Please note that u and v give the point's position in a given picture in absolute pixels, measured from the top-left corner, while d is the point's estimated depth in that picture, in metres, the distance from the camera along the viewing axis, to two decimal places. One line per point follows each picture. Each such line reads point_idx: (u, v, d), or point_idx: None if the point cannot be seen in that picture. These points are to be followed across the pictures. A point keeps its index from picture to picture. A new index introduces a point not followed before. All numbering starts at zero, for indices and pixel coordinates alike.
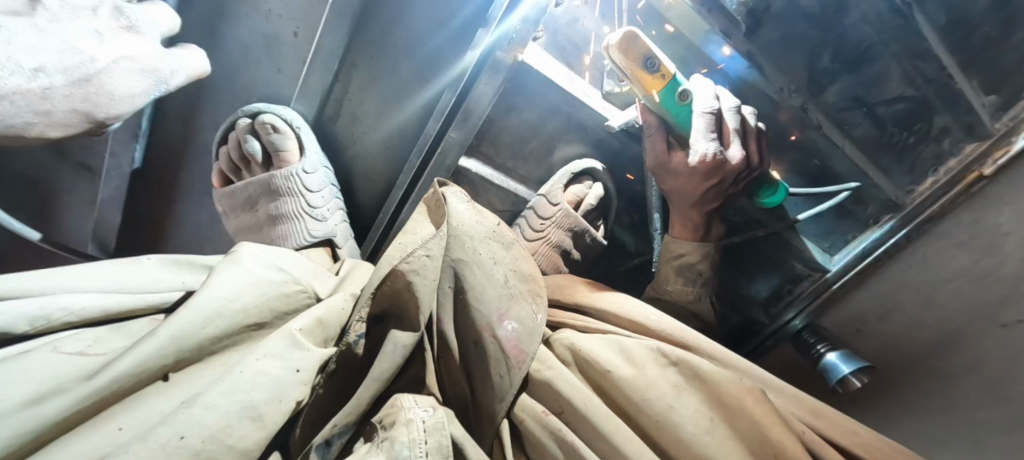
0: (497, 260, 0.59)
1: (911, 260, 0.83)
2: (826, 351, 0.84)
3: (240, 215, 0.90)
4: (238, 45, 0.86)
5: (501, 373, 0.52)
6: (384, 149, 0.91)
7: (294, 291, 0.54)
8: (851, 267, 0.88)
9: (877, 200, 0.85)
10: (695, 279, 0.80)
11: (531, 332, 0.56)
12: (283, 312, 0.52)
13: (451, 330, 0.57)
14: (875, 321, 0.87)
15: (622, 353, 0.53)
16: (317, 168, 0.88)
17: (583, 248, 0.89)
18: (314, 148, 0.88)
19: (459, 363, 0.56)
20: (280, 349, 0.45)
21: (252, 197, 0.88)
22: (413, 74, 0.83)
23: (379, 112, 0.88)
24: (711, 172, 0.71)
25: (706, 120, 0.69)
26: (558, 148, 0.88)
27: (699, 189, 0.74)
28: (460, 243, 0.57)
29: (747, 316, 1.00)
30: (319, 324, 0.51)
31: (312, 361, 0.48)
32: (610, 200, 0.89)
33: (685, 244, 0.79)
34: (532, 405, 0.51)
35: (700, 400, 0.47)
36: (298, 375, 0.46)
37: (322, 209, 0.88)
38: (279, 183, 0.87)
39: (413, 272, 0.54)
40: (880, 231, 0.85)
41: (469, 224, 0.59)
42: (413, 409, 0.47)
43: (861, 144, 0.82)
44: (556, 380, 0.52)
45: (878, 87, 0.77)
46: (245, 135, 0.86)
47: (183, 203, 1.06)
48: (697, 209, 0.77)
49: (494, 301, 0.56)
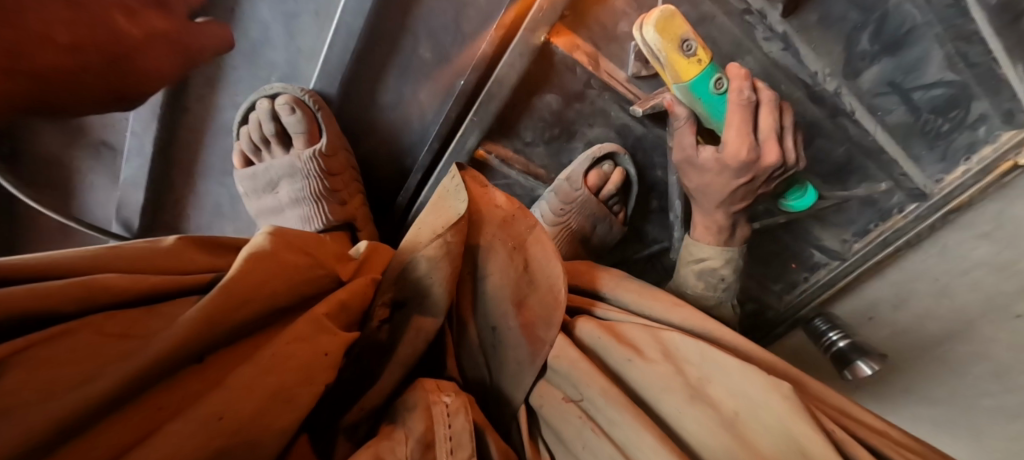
0: (517, 244, 0.55)
1: (930, 250, 0.83)
2: (837, 339, 0.87)
3: (262, 197, 0.90)
4: (259, 24, 0.86)
5: (519, 357, 0.52)
6: (403, 129, 0.90)
7: (318, 275, 0.48)
8: (873, 255, 0.87)
9: (905, 189, 0.82)
10: (718, 284, 0.76)
11: (548, 318, 0.53)
12: (309, 295, 0.47)
13: (469, 311, 0.55)
14: (889, 310, 0.89)
15: (646, 342, 0.51)
16: (338, 150, 0.86)
17: (603, 234, 0.85)
18: (335, 130, 0.87)
19: (477, 346, 0.55)
20: (308, 333, 0.42)
21: (273, 179, 0.87)
22: (436, 55, 0.82)
23: (400, 91, 0.86)
24: (744, 169, 0.65)
25: (742, 112, 0.63)
26: (579, 133, 0.81)
27: (726, 189, 0.69)
28: (480, 225, 0.54)
29: (762, 303, 1.02)
30: (340, 308, 0.47)
31: (339, 345, 0.44)
32: (631, 185, 0.83)
33: (707, 249, 0.75)
34: (551, 392, 0.51)
35: (726, 394, 0.46)
36: (326, 360, 0.43)
37: (343, 192, 0.87)
38: (299, 165, 0.85)
39: (433, 259, 0.50)
40: (905, 221, 0.83)
41: (492, 209, 0.55)
42: (438, 393, 0.46)
43: (892, 131, 0.78)
44: (575, 369, 0.49)
45: (918, 71, 0.72)
46: (266, 116, 0.85)
47: (199, 182, 1.06)
48: (722, 209, 0.72)
49: (511, 288, 0.54)
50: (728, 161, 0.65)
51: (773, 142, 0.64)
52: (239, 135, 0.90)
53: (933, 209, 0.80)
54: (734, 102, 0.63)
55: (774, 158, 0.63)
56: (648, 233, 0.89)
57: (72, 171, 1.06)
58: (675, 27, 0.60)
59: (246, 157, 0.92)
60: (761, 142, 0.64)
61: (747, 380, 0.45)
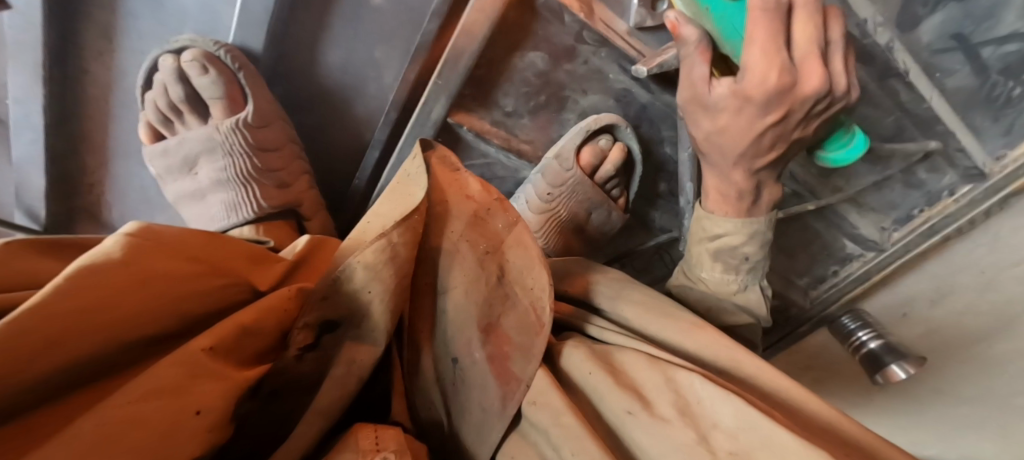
0: (488, 247, 0.42)
1: (981, 239, 0.72)
2: (868, 340, 0.77)
3: (177, 179, 0.73)
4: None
5: (485, 401, 0.39)
6: (364, 99, 0.73)
7: (201, 293, 0.33)
8: (914, 246, 0.77)
9: (959, 168, 0.71)
10: (740, 265, 0.62)
11: (528, 349, 0.40)
12: (186, 322, 0.32)
13: (429, 330, 0.43)
14: (926, 305, 0.79)
15: (654, 387, 0.35)
16: (270, 120, 0.69)
17: (599, 224, 0.71)
18: (264, 95, 0.69)
19: (434, 379, 0.43)
20: (178, 380, 0.27)
21: (189, 156, 0.71)
22: (395, 3, 0.65)
23: (352, 47, 0.69)
24: (775, 102, 0.49)
25: (772, 28, 0.46)
26: (571, 101, 0.67)
27: (750, 132, 0.53)
28: (442, 224, 0.41)
29: (786, 301, 0.90)
30: (238, 336, 0.33)
31: (221, 395, 0.30)
32: (633, 164, 0.69)
33: (725, 222, 0.61)
34: (523, 453, 0.38)
35: None
36: (197, 422, 0.28)
37: (280, 172, 0.71)
38: (219, 138, 0.69)
39: (365, 269, 0.36)
40: (956, 207, 0.72)
41: (460, 198, 0.42)
42: (369, 433, 0.33)
43: (952, 99, 0.64)
44: (550, 428, 0.35)
45: (989, 21, 0.58)
46: (170, 78, 0.67)
47: (107, 164, 0.85)
48: (743, 163, 0.57)
49: (479, 307, 0.41)
50: (753, 93, 0.48)
51: (813, 61, 0.48)
52: (143, 102, 0.71)
53: (991, 194, 0.69)
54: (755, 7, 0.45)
55: (816, 83, 0.47)
56: (655, 220, 0.76)
57: None
58: None
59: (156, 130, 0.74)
60: (796, 63, 0.48)
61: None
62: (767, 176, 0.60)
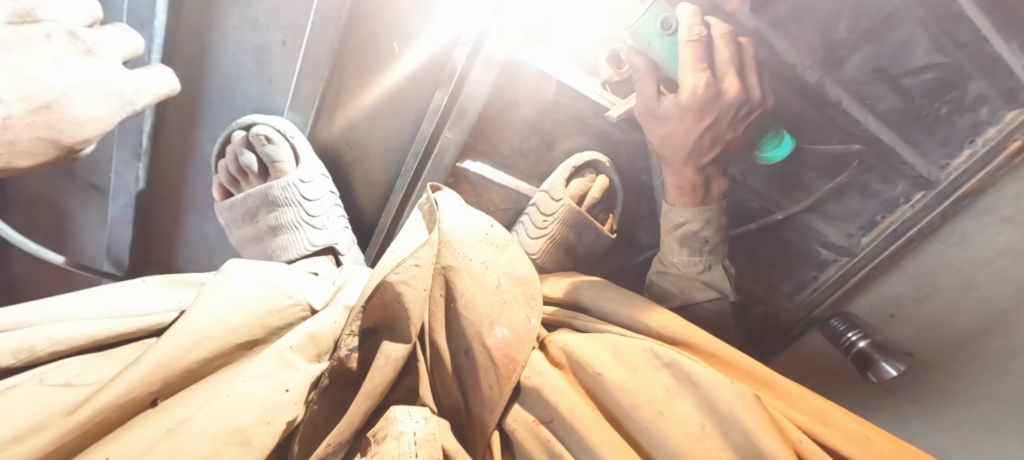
0: (487, 262, 0.55)
1: (947, 240, 0.80)
2: (857, 339, 0.83)
3: (242, 227, 0.88)
4: (242, 55, 0.87)
5: (490, 380, 0.49)
6: (383, 153, 0.89)
7: (286, 306, 0.51)
8: (884, 249, 0.84)
9: (909, 178, 0.80)
10: (702, 247, 0.71)
11: (522, 342, 0.52)
12: (278, 328, 0.50)
13: (442, 335, 0.53)
14: (911, 305, 0.86)
15: (614, 353, 0.47)
16: (315, 176, 0.85)
17: (590, 244, 0.80)
18: (311, 158, 0.86)
19: (450, 370, 0.52)
20: (268, 370, 0.43)
21: (252, 209, 0.86)
22: (407, 80, 0.81)
23: (376, 114, 0.86)
24: (706, 108, 0.59)
25: (695, 47, 0.57)
26: (558, 141, 0.81)
27: (692, 134, 0.61)
28: (451, 249, 0.54)
29: (772, 306, 0.98)
30: (309, 339, 0.49)
31: (302, 381, 0.45)
32: (616, 192, 0.80)
33: (685, 212, 0.69)
34: (524, 414, 0.48)
35: (693, 405, 0.41)
36: (287, 396, 0.43)
37: (321, 217, 0.85)
38: (275, 194, 0.85)
39: (402, 282, 0.50)
40: (913, 212, 0.80)
41: (463, 232, 0.55)
42: (404, 420, 0.45)
43: (886, 119, 0.75)
44: (544, 387, 0.47)
45: (904, 56, 0.69)
46: (241, 148, 0.86)
47: (188, 215, 1.06)
48: (692, 162, 0.65)
49: (484, 308, 0.52)
50: (688, 100, 0.58)
51: (732, 75, 0.58)
52: (218, 168, 0.91)
53: (942, 198, 0.77)
54: (684, 39, 0.57)
55: (735, 90, 0.58)
56: (643, 240, 0.85)
57: (65, 213, 1.09)
58: None
59: (226, 189, 0.92)
60: (720, 79, 0.59)
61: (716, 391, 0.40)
62: (714, 171, 0.68)
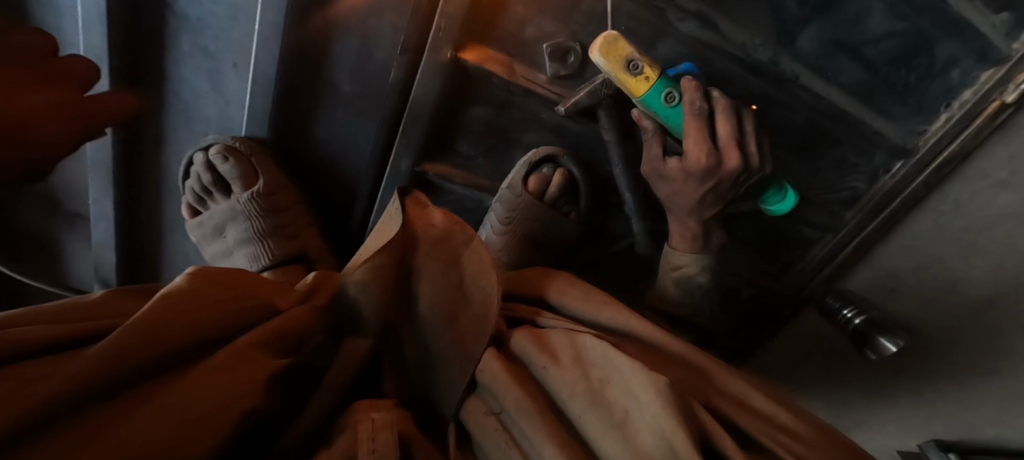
0: (450, 263, 0.55)
1: (942, 208, 0.80)
2: (853, 316, 0.85)
3: (214, 242, 0.92)
4: (196, 79, 0.84)
5: (450, 374, 0.51)
6: (344, 161, 0.86)
7: (249, 303, 0.50)
8: (868, 223, 0.84)
9: (885, 148, 0.78)
10: (695, 290, 0.75)
11: (478, 335, 0.52)
12: (239, 324, 0.48)
13: (406, 329, 0.56)
14: (910, 278, 0.86)
15: (559, 347, 0.48)
16: (278, 188, 0.87)
17: (554, 236, 0.81)
18: (275, 170, 0.86)
19: (414, 361, 0.55)
20: (228, 363, 0.42)
21: (219, 224, 0.89)
22: (359, 91, 0.78)
23: (333, 126, 0.83)
24: (705, 175, 0.64)
25: (696, 123, 0.62)
26: (516, 139, 0.78)
27: (696, 195, 0.67)
28: (414, 249, 0.55)
29: (762, 288, 0.96)
30: (271, 335, 0.48)
31: (261, 373, 0.44)
32: (579, 186, 0.78)
33: (683, 256, 0.73)
34: (477, 406, 0.48)
35: (620, 393, 0.41)
36: (246, 387, 0.42)
37: (288, 227, 0.89)
38: (243, 208, 0.87)
39: (355, 283, 0.52)
40: (895, 182, 0.79)
41: (426, 230, 0.55)
42: (367, 408, 0.47)
43: (852, 90, 0.74)
44: (493, 379, 0.47)
45: (861, 25, 0.68)
46: (201, 168, 0.85)
47: (169, 235, 1.08)
48: (695, 218, 0.70)
49: (444, 307, 0.54)
50: (692, 167, 0.64)
51: (732, 147, 0.63)
52: (185, 188, 0.91)
53: (923, 165, 0.76)
54: (688, 114, 0.62)
55: (734, 162, 0.62)
56: (614, 228, 0.83)
57: (57, 238, 1.13)
58: (618, 49, 0.60)
59: (194, 208, 0.93)
60: (722, 148, 0.63)
61: (634, 375, 0.41)
62: (713, 225, 0.73)
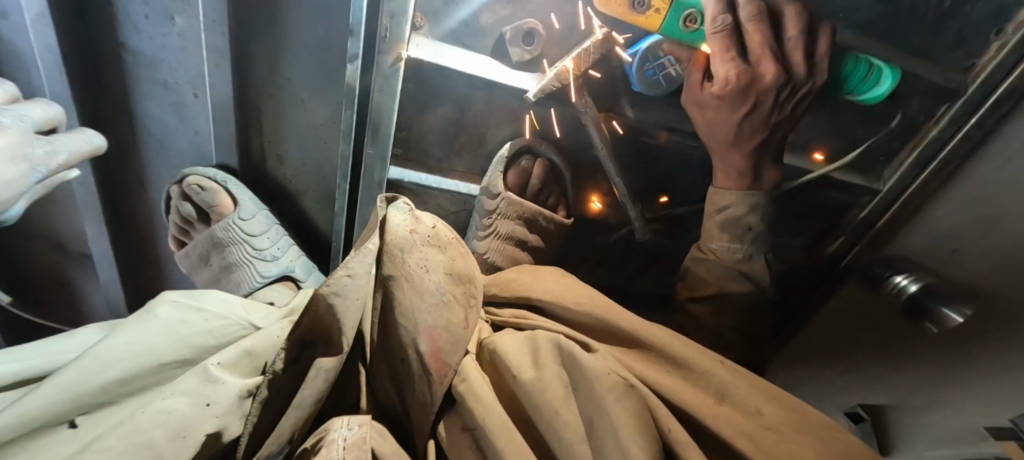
0: (428, 266, 0.47)
1: (1007, 155, 0.68)
2: (906, 284, 0.74)
3: (199, 273, 0.82)
4: (153, 120, 0.76)
5: (425, 391, 0.43)
6: (318, 179, 0.78)
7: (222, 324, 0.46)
8: (914, 179, 0.75)
9: (923, 94, 0.69)
10: (744, 235, 0.68)
11: (457, 342, 0.44)
12: (211, 346, 0.45)
13: (379, 340, 0.48)
14: (976, 234, 0.72)
15: (531, 348, 0.41)
16: (256, 213, 0.77)
17: (541, 231, 0.74)
18: (248, 196, 0.77)
19: (391, 377, 0.47)
20: (190, 385, 0.39)
21: (203, 253, 0.79)
22: (318, 100, 0.70)
23: (300, 143, 0.75)
24: (741, 96, 0.58)
25: (723, 40, 0.54)
26: (489, 135, 0.71)
27: (733, 123, 0.61)
28: (394, 256, 0.46)
29: (792, 264, 0.91)
30: (244, 354, 0.44)
31: (229, 394, 0.40)
32: (561, 173, 0.73)
33: (730, 195, 0.67)
34: (454, 420, 0.42)
35: (586, 399, 0.36)
36: (208, 411, 0.39)
37: (269, 250, 0.77)
38: (219, 236, 0.77)
39: (334, 294, 0.42)
40: (941, 131, 0.70)
41: (403, 234, 0.46)
42: (341, 425, 0.39)
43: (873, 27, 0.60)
44: (464, 390, 0.41)
45: None
46: (177, 198, 0.77)
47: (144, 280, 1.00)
48: (739, 150, 0.64)
49: (422, 313, 0.45)
50: (723, 92, 0.57)
51: (769, 58, 0.56)
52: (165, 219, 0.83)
53: (978, 105, 0.67)
54: (711, 32, 0.54)
55: (772, 75, 0.56)
56: (611, 218, 0.80)
57: None
58: None
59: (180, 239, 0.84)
60: (754, 63, 0.56)
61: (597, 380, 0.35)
62: (764, 156, 0.66)
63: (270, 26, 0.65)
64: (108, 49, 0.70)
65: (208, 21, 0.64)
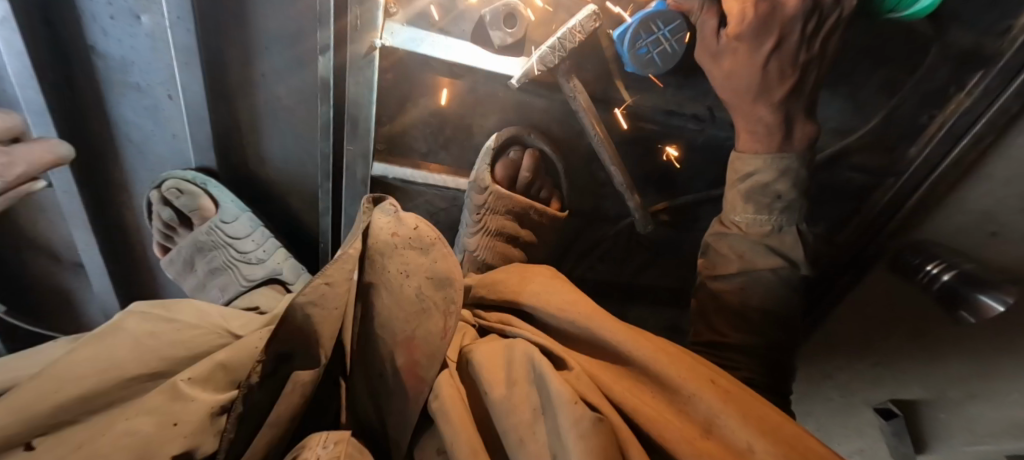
0: (409, 271, 0.44)
1: None
2: (939, 272, 0.68)
3: (186, 279, 0.82)
4: (130, 125, 0.76)
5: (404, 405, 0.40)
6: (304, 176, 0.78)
7: (195, 336, 0.44)
8: (945, 156, 0.67)
9: (950, 60, 0.62)
10: (773, 204, 0.59)
11: (434, 354, 0.41)
12: (184, 359, 0.42)
13: (358, 351, 0.46)
14: None
15: (505, 364, 0.38)
16: (238, 215, 0.77)
17: (532, 227, 0.70)
18: (230, 197, 0.77)
19: (370, 390, 0.45)
20: (157, 404, 0.35)
21: (188, 258, 0.79)
22: (294, 97, 0.69)
23: (281, 142, 0.74)
24: (762, 28, 0.51)
25: None
26: (475, 126, 0.68)
27: (757, 69, 0.54)
28: (375, 260, 0.44)
29: None
30: (218, 368, 0.40)
31: (200, 412, 0.36)
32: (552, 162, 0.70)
33: (754, 160, 0.59)
34: (431, 441, 0.40)
35: (552, 426, 0.32)
36: (175, 431, 0.35)
37: (254, 252, 0.78)
38: (202, 240, 0.77)
39: (309, 304, 0.39)
40: (970, 102, 0.63)
41: (385, 237, 0.44)
42: (317, 443, 0.36)
43: None
44: (439, 409, 0.38)
45: None
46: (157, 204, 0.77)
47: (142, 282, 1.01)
48: (768, 103, 0.56)
49: (399, 323, 0.43)
50: (740, 28, 0.51)
51: None
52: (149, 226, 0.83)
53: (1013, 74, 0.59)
54: None
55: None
56: (610, 209, 0.77)
57: None
58: None
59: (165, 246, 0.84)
60: None
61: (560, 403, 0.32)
62: (794, 108, 0.57)
63: (237, 22, 0.64)
64: (80, 53, 0.69)
65: (174, 19, 0.62)
